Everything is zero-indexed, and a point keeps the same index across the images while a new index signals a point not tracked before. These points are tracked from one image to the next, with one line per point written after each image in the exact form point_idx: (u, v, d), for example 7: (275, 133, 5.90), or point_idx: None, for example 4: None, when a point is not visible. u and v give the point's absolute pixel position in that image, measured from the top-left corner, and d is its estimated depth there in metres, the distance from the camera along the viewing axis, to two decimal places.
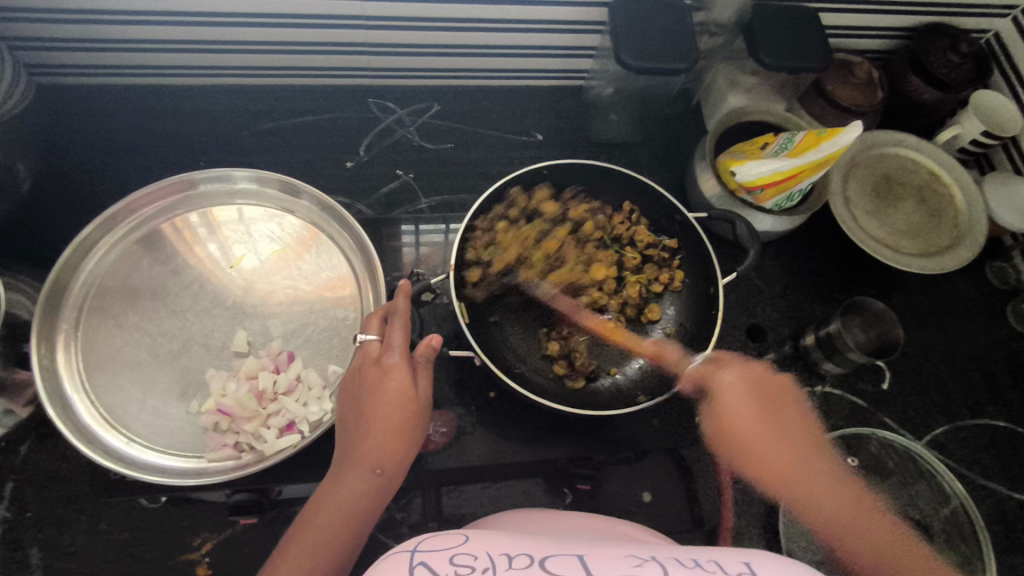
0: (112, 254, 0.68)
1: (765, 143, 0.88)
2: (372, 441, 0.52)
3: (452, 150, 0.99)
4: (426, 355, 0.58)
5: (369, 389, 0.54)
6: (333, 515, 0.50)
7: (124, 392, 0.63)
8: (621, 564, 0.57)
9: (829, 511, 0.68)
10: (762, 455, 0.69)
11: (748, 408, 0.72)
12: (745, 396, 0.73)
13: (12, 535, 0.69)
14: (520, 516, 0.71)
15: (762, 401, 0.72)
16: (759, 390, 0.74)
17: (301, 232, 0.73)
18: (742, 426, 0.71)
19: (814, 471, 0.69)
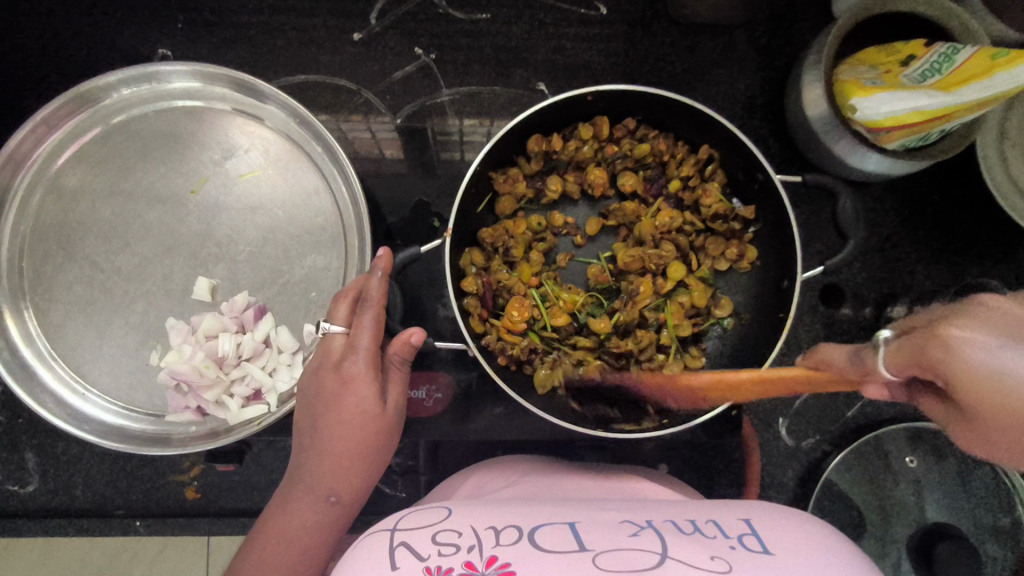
0: (52, 168, 0.56)
1: (909, 58, 0.63)
2: (325, 467, 0.45)
3: (486, 24, 0.77)
4: (401, 354, 0.48)
5: (325, 403, 0.45)
6: (282, 546, 0.44)
7: (79, 337, 0.56)
8: (612, 531, 0.49)
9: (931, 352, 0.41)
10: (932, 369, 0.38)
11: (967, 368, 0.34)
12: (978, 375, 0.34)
13: (8, 438, 0.69)
14: (517, 471, 0.62)
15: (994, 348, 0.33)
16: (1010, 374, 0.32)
17: (273, 149, 0.58)
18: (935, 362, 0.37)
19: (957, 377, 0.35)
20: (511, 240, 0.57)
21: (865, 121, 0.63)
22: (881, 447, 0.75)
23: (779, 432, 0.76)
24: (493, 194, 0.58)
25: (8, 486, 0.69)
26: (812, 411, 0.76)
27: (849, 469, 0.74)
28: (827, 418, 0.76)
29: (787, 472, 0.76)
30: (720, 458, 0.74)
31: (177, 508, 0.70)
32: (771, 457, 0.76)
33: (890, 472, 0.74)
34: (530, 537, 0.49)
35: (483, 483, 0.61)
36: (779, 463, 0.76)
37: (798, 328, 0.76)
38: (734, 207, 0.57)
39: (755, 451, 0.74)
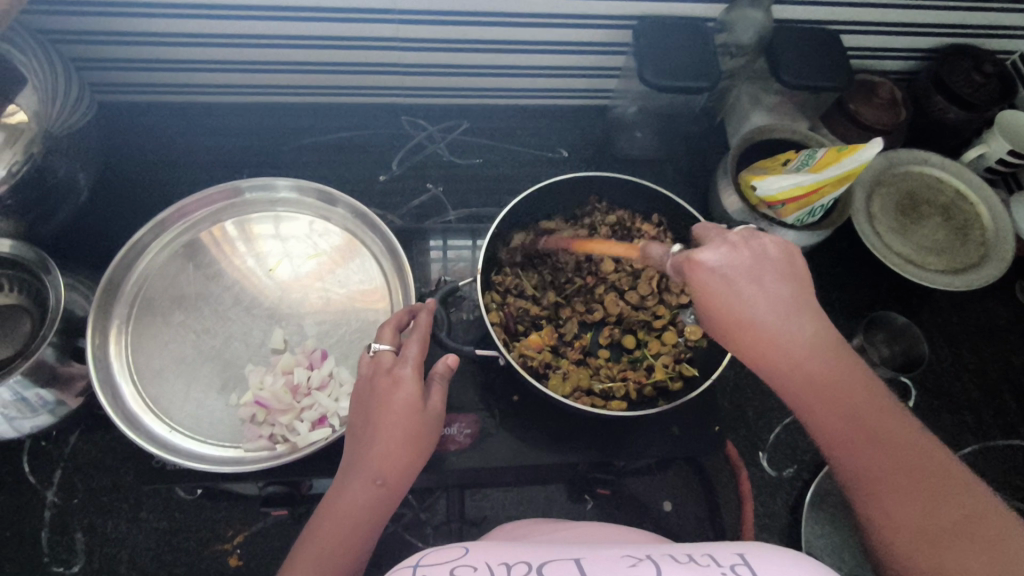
0: (161, 256, 0.75)
1: (787, 159, 0.89)
2: (374, 453, 0.56)
3: (479, 166, 1.02)
4: (443, 374, 0.62)
5: (377, 400, 0.58)
6: (340, 522, 0.54)
7: (169, 385, 0.69)
8: (612, 564, 0.46)
9: (867, 464, 0.49)
10: (789, 362, 0.53)
11: (772, 308, 0.54)
12: (739, 273, 0.55)
13: (60, 520, 0.73)
14: (537, 530, 0.66)
15: (762, 280, 0.55)
16: (757, 263, 0.56)
17: (337, 239, 0.78)
18: (787, 347, 0.53)
19: (858, 394, 0.52)
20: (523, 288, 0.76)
21: (766, 199, 0.87)
22: None
23: (760, 464, 0.87)
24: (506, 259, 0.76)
25: (54, 567, 0.71)
26: (784, 444, 0.88)
27: (828, 495, 0.83)
28: (798, 449, 0.88)
29: (776, 499, 0.85)
30: (715, 489, 0.84)
31: None
32: (758, 489, 0.86)
33: None
34: (541, 570, 0.46)
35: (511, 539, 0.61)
36: (768, 491, 0.86)
37: (756, 374, 0.91)
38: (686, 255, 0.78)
39: (744, 472, 0.82)
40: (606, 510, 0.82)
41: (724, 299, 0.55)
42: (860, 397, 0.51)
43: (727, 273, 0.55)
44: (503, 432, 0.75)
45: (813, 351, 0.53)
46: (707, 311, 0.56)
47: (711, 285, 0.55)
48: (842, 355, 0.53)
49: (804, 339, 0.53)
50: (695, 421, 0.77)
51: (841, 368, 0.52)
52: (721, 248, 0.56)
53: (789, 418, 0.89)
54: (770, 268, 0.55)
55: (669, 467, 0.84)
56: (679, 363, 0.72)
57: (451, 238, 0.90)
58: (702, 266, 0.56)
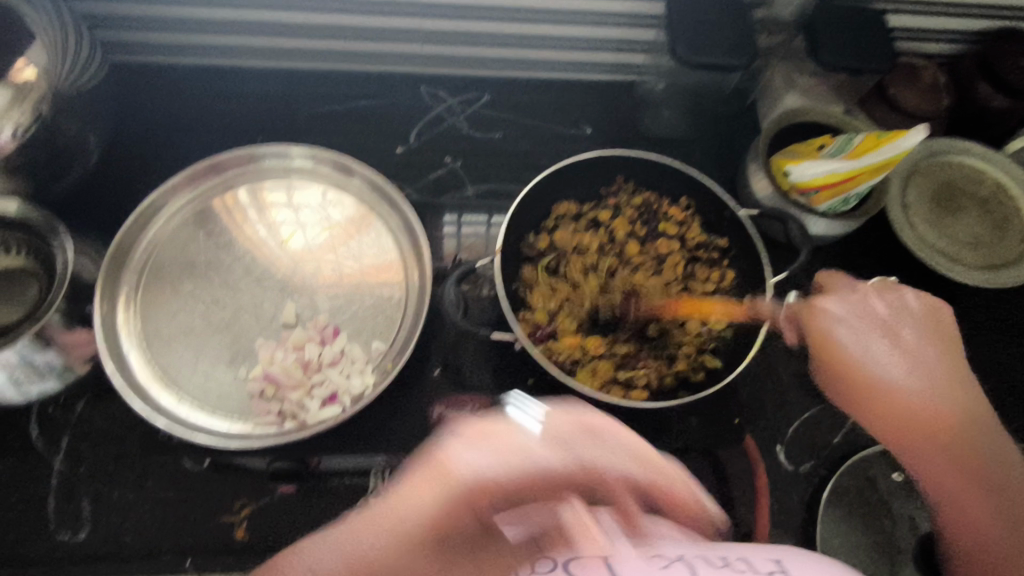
0: (172, 223, 0.74)
1: (822, 144, 0.85)
2: None
3: (500, 141, 0.97)
4: (468, 425, 0.56)
5: (425, 480, 0.54)
6: None
7: (177, 355, 0.67)
8: (643, 560, 0.44)
9: (973, 499, 0.62)
10: (910, 411, 0.66)
11: (894, 362, 0.70)
12: (855, 333, 0.72)
13: (67, 487, 0.73)
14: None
15: (868, 333, 0.71)
16: (878, 320, 0.72)
17: (352, 211, 0.76)
18: (916, 401, 0.67)
19: (981, 428, 0.66)
20: (545, 272, 0.74)
21: (799, 184, 0.83)
22: (868, 473, 0.82)
23: (778, 458, 0.84)
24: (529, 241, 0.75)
25: (58, 534, 0.71)
26: (804, 438, 0.85)
27: (845, 491, 0.81)
28: (818, 444, 0.85)
29: (793, 496, 0.82)
30: (730, 485, 0.81)
31: (225, 550, 0.71)
32: (776, 484, 0.83)
33: (880, 497, 0.80)
34: (566, 567, 0.43)
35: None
36: (784, 488, 0.82)
37: (777, 367, 0.89)
38: (713, 241, 0.75)
39: (760, 465, 0.82)
40: None
41: (852, 347, 0.71)
42: (984, 441, 0.65)
43: (850, 324, 0.72)
44: None
45: (949, 410, 0.66)
46: (835, 360, 0.71)
47: (836, 332, 0.71)
48: (976, 399, 0.68)
49: (937, 395, 0.67)
50: None
51: (960, 430, 0.65)
52: (837, 310, 0.72)
53: (809, 412, 0.87)
54: (891, 326, 0.72)
55: (684, 457, 0.82)
56: (702, 353, 0.70)
57: (466, 212, 0.90)
58: (823, 317, 0.73)
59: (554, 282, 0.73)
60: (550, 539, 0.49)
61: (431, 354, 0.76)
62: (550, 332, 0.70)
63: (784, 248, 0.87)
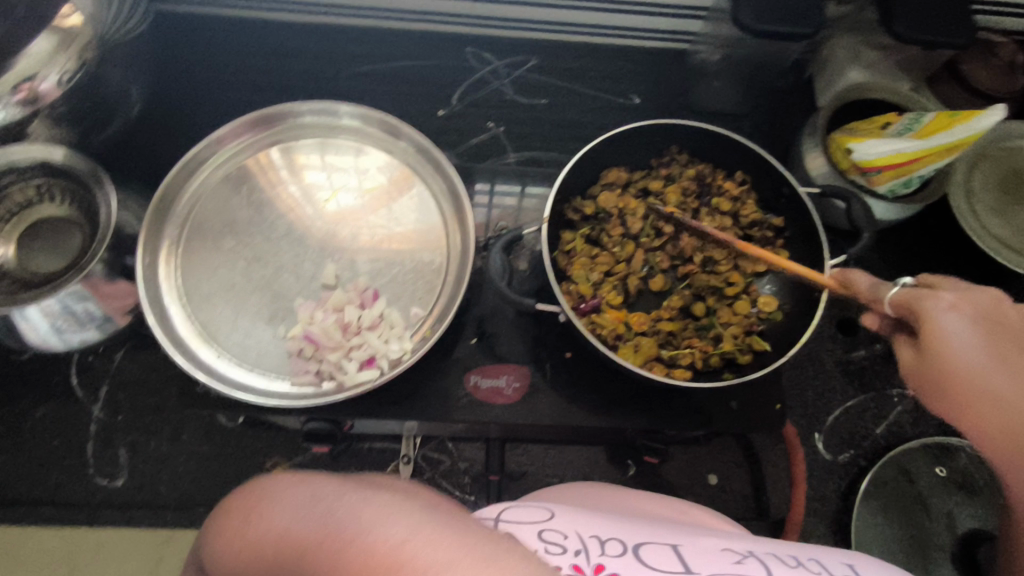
0: (213, 177, 0.73)
1: (887, 123, 0.80)
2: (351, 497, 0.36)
3: (544, 108, 0.94)
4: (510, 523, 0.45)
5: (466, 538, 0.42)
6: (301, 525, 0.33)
7: (217, 311, 0.67)
8: (713, 558, 0.43)
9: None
10: (1010, 423, 0.47)
11: (1002, 371, 0.47)
12: (985, 342, 0.48)
13: (105, 434, 0.74)
14: (595, 493, 0.59)
15: (1005, 346, 0.48)
16: (1012, 327, 0.49)
17: (395, 173, 0.74)
18: (1022, 416, 0.47)
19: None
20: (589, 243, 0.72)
21: (860, 164, 0.79)
22: (907, 466, 0.79)
23: (816, 447, 0.82)
24: (575, 209, 0.73)
25: (97, 480, 0.72)
26: (844, 428, 0.83)
27: (883, 484, 0.78)
28: (858, 434, 0.83)
29: (828, 485, 0.81)
30: (763, 468, 0.80)
31: None
32: (811, 472, 0.81)
33: (918, 491, 0.78)
34: (636, 552, 0.42)
35: (572, 500, 0.56)
36: (820, 476, 0.81)
37: (820, 353, 0.85)
38: (767, 219, 0.72)
39: (799, 451, 0.77)
40: (649, 480, 0.79)
41: (968, 358, 0.48)
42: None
43: (970, 335, 0.49)
44: (551, 389, 0.72)
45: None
46: (945, 373, 0.49)
47: (952, 340, 0.48)
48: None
49: None
50: (756, 398, 0.73)
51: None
52: (962, 307, 0.50)
53: (850, 402, 0.84)
54: None
55: (718, 439, 0.81)
56: (751, 335, 0.68)
57: (498, 182, 0.86)
58: (941, 313, 0.50)
59: (599, 253, 0.71)
60: (615, 521, 0.47)
61: (466, 323, 0.75)
62: (593, 305, 0.68)
63: (842, 231, 0.83)
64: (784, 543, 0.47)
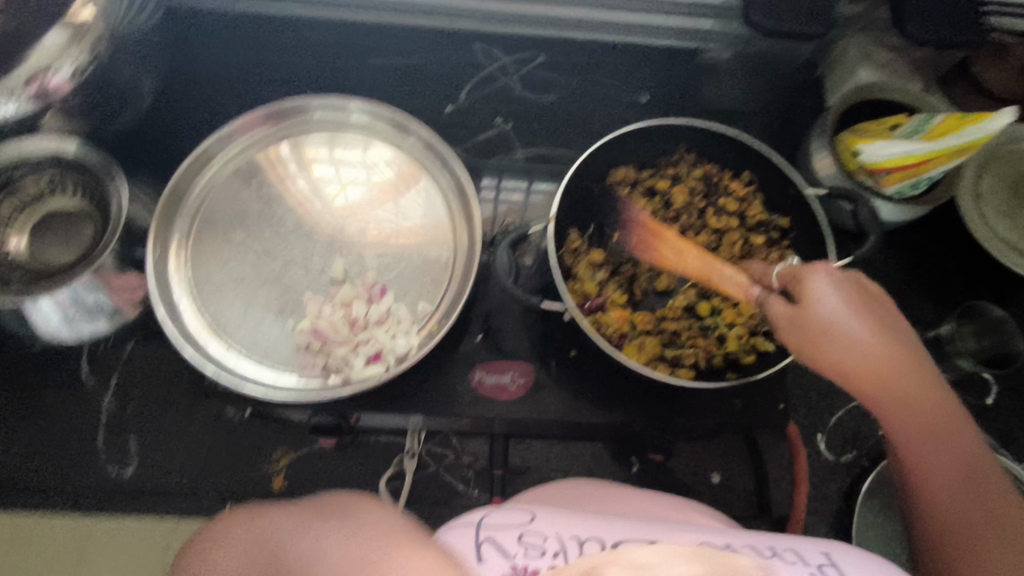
0: (224, 170, 0.73)
1: (896, 124, 0.80)
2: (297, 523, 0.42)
3: (552, 104, 0.94)
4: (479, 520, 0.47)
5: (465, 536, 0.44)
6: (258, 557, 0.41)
7: (227, 304, 0.68)
8: (691, 551, 0.45)
9: (939, 476, 0.53)
10: (869, 373, 0.52)
11: (868, 327, 0.52)
12: (846, 305, 0.52)
13: (116, 423, 0.75)
14: (592, 489, 0.63)
15: (858, 302, 0.52)
16: (860, 288, 0.54)
17: (402, 169, 0.75)
18: (866, 363, 0.52)
19: (927, 383, 0.53)
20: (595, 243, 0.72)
21: (869, 165, 0.78)
22: None
23: (818, 447, 0.82)
24: (583, 209, 0.72)
25: (108, 467, 0.73)
26: (847, 429, 0.83)
27: (887, 484, 0.77)
28: (861, 435, 0.83)
29: (830, 484, 0.81)
30: (765, 467, 0.81)
31: (264, 496, 0.74)
32: (813, 471, 0.81)
33: None
34: (614, 549, 0.45)
35: (564, 496, 0.60)
36: (822, 476, 0.81)
37: None
38: (773, 220, 0.73)
39: (803, 453, 0.76)
40: (652, 477, 0.79)
41: (850, 329, 0.51)
42: (941, 403, 0.54)
43: (836, 304, 0.52)
44: (555, 386, 0.72)
45: (896, 367, 0.52)
46: (803, 341, 0.53)
47: (823, 305, 0.52)
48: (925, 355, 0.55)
49: (878, 360, 0.52)
50: (760, 398, 0.73)
51: (920, 376, 0.53)
52: (829, 275, 0.53)
53: (854, 403, 0.84)
54: (879, 310, 0.54)
55: (721, 438, 0.81)
56: (756, 335, 0.68)
57: (505, 177, 0.88)
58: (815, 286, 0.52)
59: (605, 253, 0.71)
60: (597, 518, 0.50)
61: (473, 319, 0.75)
62: (599, 304, 0.69)
63: (848, 232, 0.83)
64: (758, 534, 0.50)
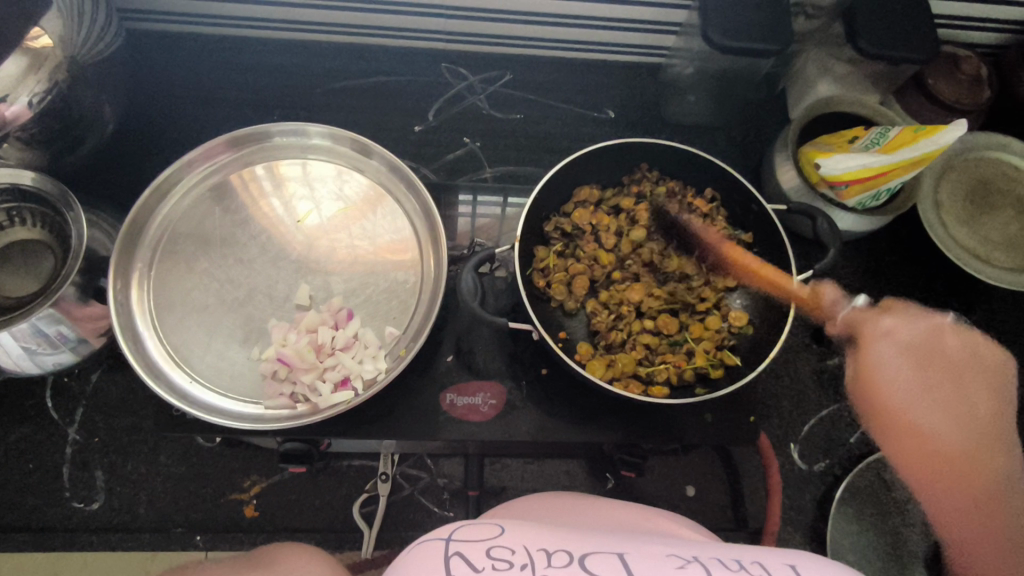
0: (187, 198, 0.73)
1: (855, 137, 0.81)
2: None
3: (520, 123, 0.95)
4: None
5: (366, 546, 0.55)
6: None
7: (191, 334, 0.67)
8: (658, 563, 0.43)
9: (989, 536, 0.56)
10: (938, 451, 0.59)
11: (926, 397, 0.62)
12: (906, 365, 0.66)
13: (80, 457, 0.73)
14: (566, 507, 0.61)
15: (929, 378, 0.64)
16: (941, 366, 0.65)
17: (367, 192, 0.75)
18: (937, 448, 0.59)
19: (987, 466, 0.58)
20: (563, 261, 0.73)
21: (830, 178, 0.80)
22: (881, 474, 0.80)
23: (791, 457, 0.83)
24: (549, 229, 0.74)
25: (73, 503, 0.72)
26: (818, 438, 0.84)
27: (858, 492, 0.78)
28: (832, 443, 0.84)
29: (804, 493, 0.81)
30: (739, 478, 0.81)
31: (234, 526, 0.73)
32: (786, 481, 0.82)
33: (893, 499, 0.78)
34: (582, 562, 0.43)
35: (535, 516, 0.57)
36: (796, 485, 0.82)
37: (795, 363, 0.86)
38: (737, 235, 0.74)
39: (775, 463, 0.79)
40: (627, 492, 0.79)
41: (890, 379, 0.67)
42: (993, 470, 0.58)
43: (890, 357, 0.68)
44: (527, 405, 0.72)
45: (960, 453, 0.59)
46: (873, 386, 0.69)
47: (885, 359, 0.69)
48: (1005, 446, 0.61)
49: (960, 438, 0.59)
50: (730, 411, 0.74)
51: (982, 452, 0.59)
52: (895, 332, 0.71)
53: (824, 411, 0.85)
54: (925, 361, 0.66)
55: (695, 451, 0.81)
56: (722, 350, 0.69)
57: (481, 193, 0.86)
58: (877, 338, 0.71)
59: (572, 271, 0.72)
60: (568, 531, 0.47)
61: (443, 340, 0.75)
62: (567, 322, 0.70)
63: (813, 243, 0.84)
64: (729, 546, 0.47)
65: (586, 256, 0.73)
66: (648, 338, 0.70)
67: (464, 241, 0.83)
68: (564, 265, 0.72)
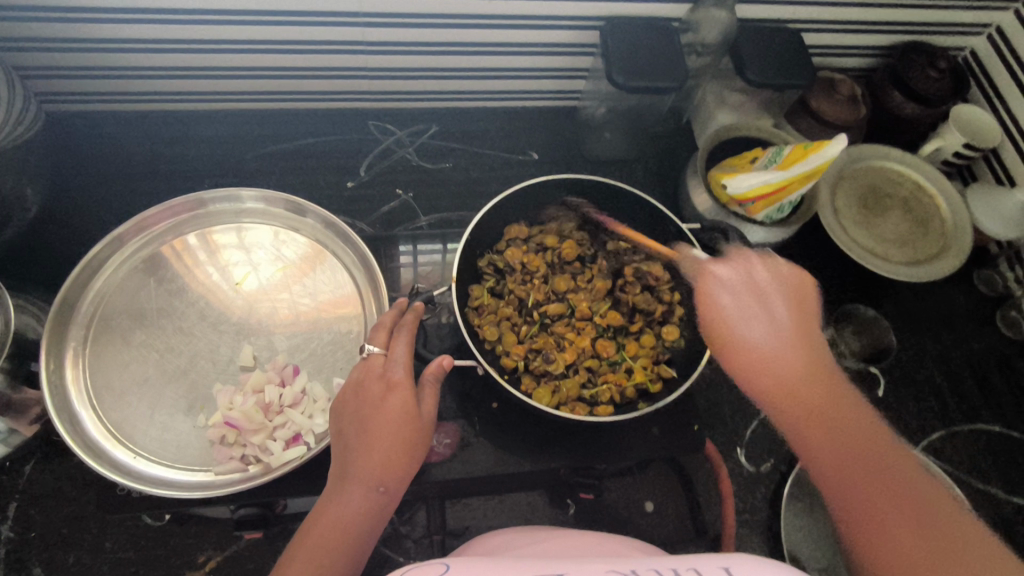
0: (119, 272, 0.72)
1: (755, 158, 0.89)
2: (370, 462, 0.56)
3: (449, 170, 0.99)
4: (435, 374, 0.63)
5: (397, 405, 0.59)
6: (334, 526, 0.53)
7: (132, 409, 0.66)
8: None
9: (836, 453, 0.53)
10: (766, 367, 0.58)
11: (788, 347, 0.58)
12: (742, 300, 0.62)
13: (17, 555, 0.69)
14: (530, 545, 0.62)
15: (746, 300, 0.62)
16: (759, 287, 0.62)
17: (305, 249, 0.76)
18: (765, 366, 0.58)
19: (843, 402, 0.56)
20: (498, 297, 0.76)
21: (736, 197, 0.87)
22: None
23: (739, 460, 0.86)
24: (483, 268, 0.78)
25: None
26: (761, 438, 0.87)
27: (806, 485, 0.81)
28: (775, 443, 0.87)
29: (756, 495, 0.85)
30: (695, 489, 0.84)
31: None
32: (738, 485, 0.85)
33: None
34: None
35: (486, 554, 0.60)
36: (747, 488, 0.85)
37: None
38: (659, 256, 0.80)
39: (722, 467, 0.84)
40: (589, 515, 0.81)
41: (742, 321, 0.61)
42: (851, 407, 0.56)
43: (727, 287, 0.63)
44: (481, 441, 0.74)
45: (802, 374, 0.57)
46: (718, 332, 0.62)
47: (710, 294, 0.64)
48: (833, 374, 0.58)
49: (789, 352, 0.58)
50: (675, 422, 0.77)
51: (833, 383, 0.57)
52: (728, 276, 0.64)
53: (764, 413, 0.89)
54: (768, 291, 0.62)
55: (650, 468, 0.84)
56: (658, 364, 0.74)
57: (421, 242, 0.91)
58: (711, 280, 0.65)
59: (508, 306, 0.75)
60: (512, 563, 0.50)
61: None
62: (507, 355, 0.72)
63: None
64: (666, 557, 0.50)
65: (520, 290, 0.76)
66: (588, 362, 0.74)
67: (407, 290, 0.86)
68: (500, 301, 0.75)
